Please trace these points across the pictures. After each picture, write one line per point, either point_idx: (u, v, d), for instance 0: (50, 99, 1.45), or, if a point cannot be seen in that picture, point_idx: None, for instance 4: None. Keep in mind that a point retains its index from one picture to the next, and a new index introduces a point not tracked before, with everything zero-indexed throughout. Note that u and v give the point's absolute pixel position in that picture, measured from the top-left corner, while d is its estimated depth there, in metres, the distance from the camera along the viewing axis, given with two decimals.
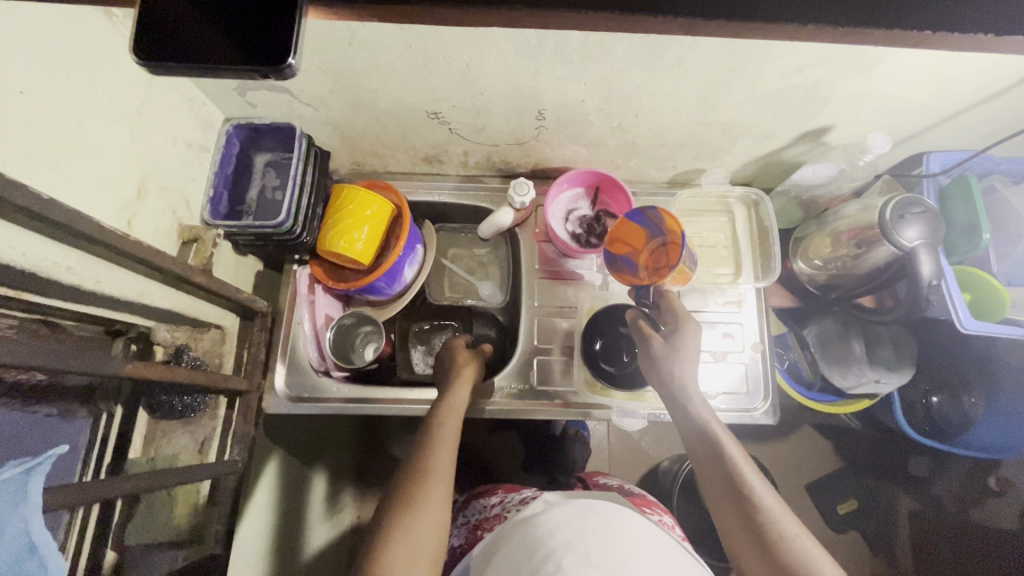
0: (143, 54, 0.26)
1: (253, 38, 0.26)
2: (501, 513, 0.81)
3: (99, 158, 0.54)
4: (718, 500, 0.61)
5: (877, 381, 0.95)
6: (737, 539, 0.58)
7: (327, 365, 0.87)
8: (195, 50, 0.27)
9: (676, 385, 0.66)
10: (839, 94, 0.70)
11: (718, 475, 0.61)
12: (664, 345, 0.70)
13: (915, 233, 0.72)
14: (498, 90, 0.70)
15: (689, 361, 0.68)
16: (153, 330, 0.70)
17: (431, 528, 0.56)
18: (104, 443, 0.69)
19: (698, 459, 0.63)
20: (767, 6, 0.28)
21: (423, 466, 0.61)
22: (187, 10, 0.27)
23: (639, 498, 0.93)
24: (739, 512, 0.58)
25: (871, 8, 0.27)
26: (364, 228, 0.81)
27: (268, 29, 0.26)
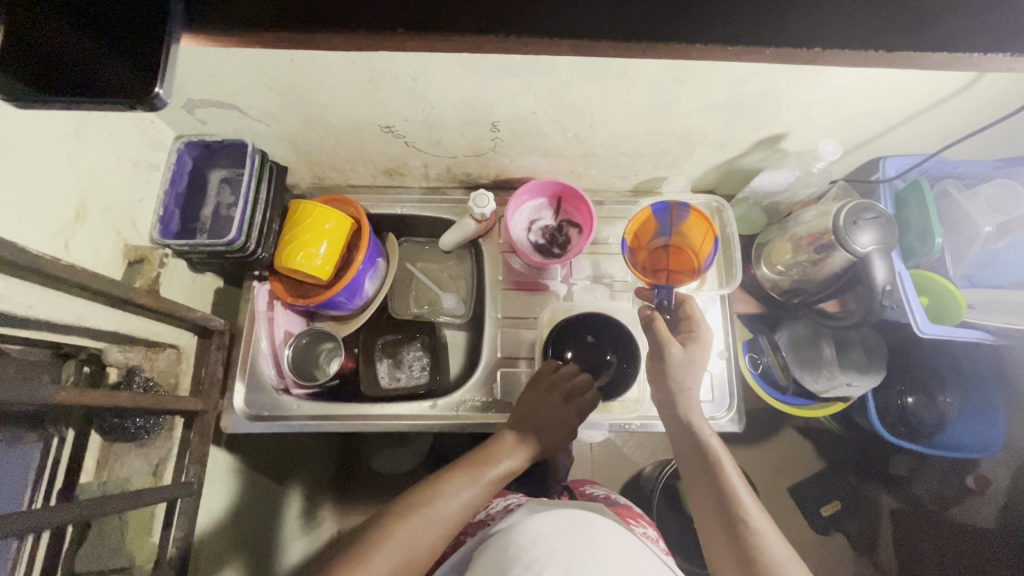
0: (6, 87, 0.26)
1: (115, 70, 0.26)
2: (486, 518, 0.81)
3: (29, 180, 0.53)
4: (707, 513, 0.61)
5: (849, 385, 0.96)
6: (720, 552, 0.58)
7: (286, 383, 0.85)
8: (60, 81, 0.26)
9: (684, 397, 0.67)
10: (788, 102, 0.70)
11: (706, 486, 0.62)
12: (681, 355, 0.68)
13: (869, 238, 0.72)
14: (448, 104, 0.70)
15: (696, 373, 0.68)
16: (104, 351, 0.67)
17: (429, 530, 0.61)
18: (56, 469, 0.66)
19: (693, 476, 0.63)
20: (653, 21, 0.28)
21: (455, 478, 0.68)
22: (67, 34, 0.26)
23: (624, 509, 0.92)
24: (725, 527, 0.58)
25: (752, 23, 0.27)
26: (322, 244, 0.80)
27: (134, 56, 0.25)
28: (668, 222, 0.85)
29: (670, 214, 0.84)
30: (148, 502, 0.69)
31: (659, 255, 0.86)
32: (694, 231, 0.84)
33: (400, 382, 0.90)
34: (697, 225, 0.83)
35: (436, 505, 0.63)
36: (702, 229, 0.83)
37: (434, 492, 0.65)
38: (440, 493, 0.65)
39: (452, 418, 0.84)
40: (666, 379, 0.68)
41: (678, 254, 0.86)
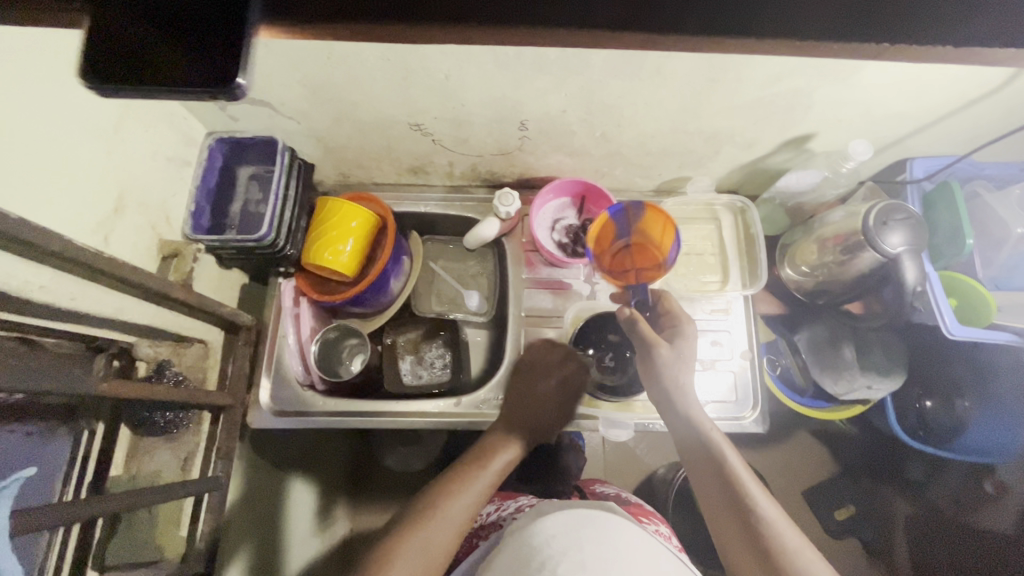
0: (92, 75, 0.25)
1: (201, 60, 0.25)
2: (496, 522, 0.80)
3: (72, 174, 0.53)
4: (717, 508, 0.60)
5: (869, 387, 0.95)
6: (735, 547, 0.58)
7: (312, 379, 0.86)
8: (142, 71, 0.25)
9: (680, 393, 0.66)
10: (819, 101, 0.70)
11: (712, 481, 0.61)
12: (671, 352, 0.68)
13: (899, 239, 0.72)
14: (479, 102, 0.71)
15: (688, 367, 0.68)
16: (133, 345, 0.67)
17: (442, 536, 0.61)
18: (86, 459, 0.67)
19: (698, 472, 0.63)
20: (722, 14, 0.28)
21: (462, 478, 0.67)
22: (133, 30, 0.25)
23: (635, 508, 0.92)
24: (737, 520, 0.58)
25: (825, 15, 0.27)
26: (349, 241, 0.81)
27: (218, 48, 0.25)
28: (626, 221, 0.85)
29: (625, 214, 0.85)
30: (177, 496, 0.69)
31: (622, 256, 0.86)
32: (652, 225, 0.85)
33: (422, 380, 0.90)
34: (653, 218, 0.84)
35: (445, 503, 0.64)
36: (660, 222, 0.84)
37: (442, 495, 0.65)
38: (450, 495, 0.65)
39: (476, 416, 0.84)
40: (659, 378, 0.67)
41: (641, 251, 0.86)
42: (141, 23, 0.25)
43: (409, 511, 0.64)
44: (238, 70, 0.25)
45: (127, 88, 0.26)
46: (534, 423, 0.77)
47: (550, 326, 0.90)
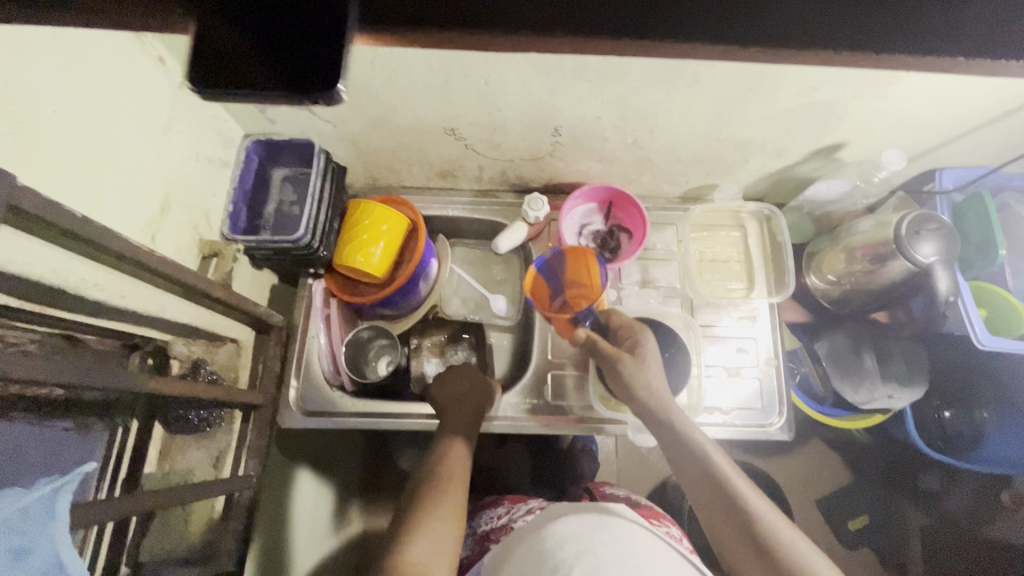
0: (197, 83, 0.27)
1: (304, 65, 0.26)
2: (508, 523, 0.81)
3: (125, 174, 0.54)
4: (709, 508, 0.61)
5: (890, 396, 0.95)
6: (733, 545, 0.58)
7: (341, 380, 0.86)
8: (246, 76, 0.27)
9: (658, 399, 0.67)
10: (854, 111, 0.71)
11: (701, 483, 0.62)
12: (634, 361, 0.70)
13: (931, 249, 0.73)
14: (516, 108, 0.71)
15: (657, 373, 0.69)
16: (169, 343, 0.68)
17: (441, 536, 0.59)
18: (120, 457, 0.67)
19: (687, 475, 0.63)
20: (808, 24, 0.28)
21: (439, 477, 0.66)
22: (234, 38, 0.26)
23: (647, 510, 0.92)
24: (731, 519, 0.58)
25: (907, 31, 0.27)
26: (380, 243, 0.81)
27: (320, 55, 0.26)
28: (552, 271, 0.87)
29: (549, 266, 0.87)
30: (210, 494, 0.69)
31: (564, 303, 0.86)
32: (576, 265, 0.87)
33: None
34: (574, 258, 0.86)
35: (440, 499, 0.63)
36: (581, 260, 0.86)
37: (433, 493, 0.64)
38: (440, 493, 0.64)
39: (505, 419, 0.84)
40: (635, 391, 0.68)
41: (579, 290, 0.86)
42: (248, 34, 0.26)
43: (409, 511, 0.63)
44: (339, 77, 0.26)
45: (232, 91, 0.27)
46: (475, 418, 0.77)
47: None
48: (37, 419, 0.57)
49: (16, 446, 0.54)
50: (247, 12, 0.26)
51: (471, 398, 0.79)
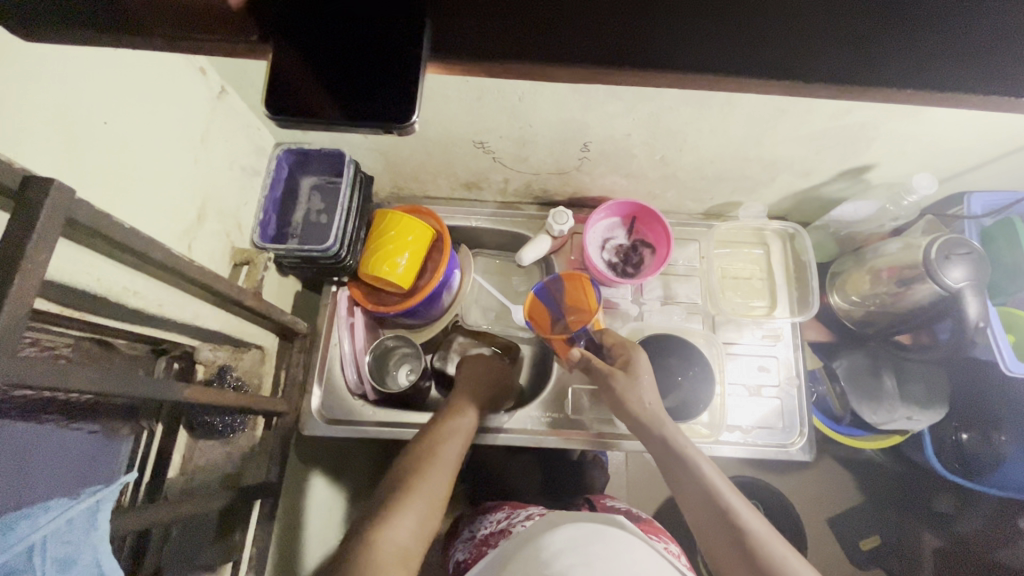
0: (275, 111, 0.27)
1: (379, 98, 0.27)
2: (506, 529, 0.79)
3: (166, 184, 0.55)
4: (703, 524, 0.59)
5: (908, 418, 0.93)
6: (726, 558, 0.56)
7: (364, 390, 0.84)
8: (315, 107, 0.27)
9: (649, 413, 0.67)
10: (885, 134, 0.71)
11: (694, 497, 0.60)
12: (625, 377, 0.71)
13: (960, 274, 0.72)
14: (547, 124, 0.72)
15: (650, 388, 0.69)
16: (196, 349, 0.68)
17: (407, 529, 0.56)
18: (145, 459, 0.68)
19: (681, 490, 0.62)
20: (890, 58, 0.27)
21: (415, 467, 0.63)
22: (306, 75, 0.27)
23: (646, 525, 0.90)
24: (724, 534, 0.56)
25: (992, 69, 0.27)
26: (406, 254, 0.82)
27: (395, 91, 0.27)
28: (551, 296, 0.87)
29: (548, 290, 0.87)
30: (233, 501, 0.70)
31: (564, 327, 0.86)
32: (574, 289, 0.87)
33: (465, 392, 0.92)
34: (571, 283, 0.86)
35: (414, 492, 0.60)
36: (579, 284, 0.86)
37: (422, 473, 0.62)
38: (413, 484, 0.61)
39: (521, 432, 0.84)
40: (625, 404, 0.69)
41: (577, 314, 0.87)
42: (314, 64, 0.27)
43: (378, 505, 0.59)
44: (413, 109, 0.27)
45: (305, 122, 0.27)
46: (473, 406, 0.75)
47: None
48: (65, 421, 0.57)
49: (36, 452, 0.53)
50: (322, 45, 0.27)
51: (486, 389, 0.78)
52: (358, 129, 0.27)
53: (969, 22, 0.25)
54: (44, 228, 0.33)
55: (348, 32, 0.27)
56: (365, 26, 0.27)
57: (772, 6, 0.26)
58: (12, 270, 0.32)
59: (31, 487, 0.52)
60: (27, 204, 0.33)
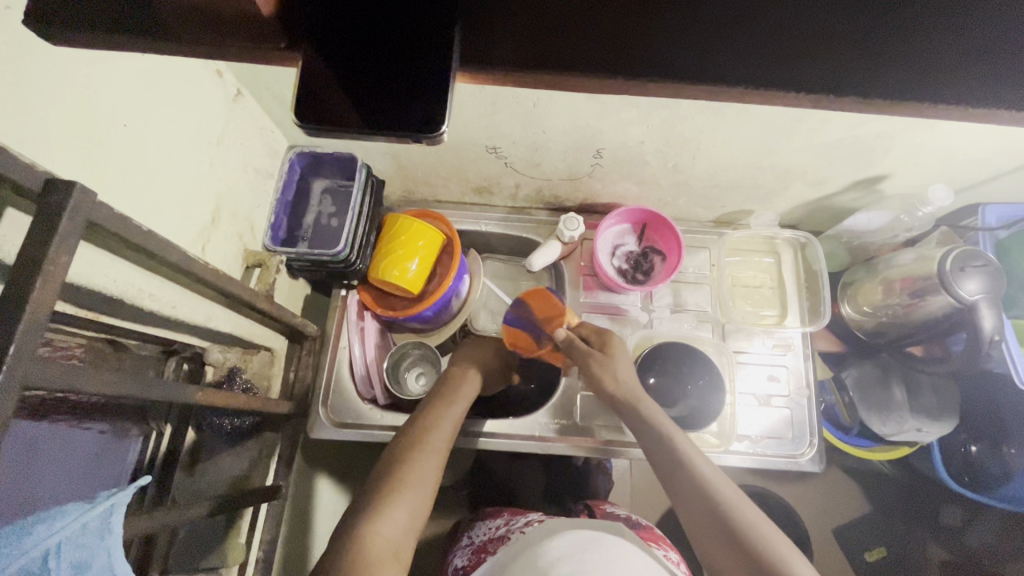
0: (305, 121, 0.27)
1: (405, 106, 0.27)
2: (506, 534, 0.79)
3: (183, 186, 0.55)
4: (684, 502, 0.58)
5: (918, 430, 0.92)
6: (708, 537, 0.55)
7: (374, 394, 0.85)
8: (339, 115, 0.27)
9: (633, 400, 0.67)
10: (900, 145, 0.70)
11: (675, 475, 0.59)
12: (602, 358, 0.73)
13: (976, 286, 0.72)
14: (560, 130, 0.72)
15: (626, 366, 0.71)
16: (205, 351, 0.69)
17: (396, 519, 0.55)
18: (153, 461, 0.68)
19: (662, 471, 0.61)
20: (925, 71, 0.26)
21: (404, 454, 0.63)
22: (330, 86, 0.27)
23: (645, 532, 0.87)
24: (706, 511, 0.55)
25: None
26: (416, 259, 0.82)
27: (423, 99, 0.27)
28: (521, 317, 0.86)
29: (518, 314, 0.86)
30: (241, 504, 0.69)
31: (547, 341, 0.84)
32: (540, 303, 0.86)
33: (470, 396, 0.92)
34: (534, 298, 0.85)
35: (403, 481, 0.59)
36: (540, 296, 0.85)
37: (410, 464, 0.61)
38: (402, 470, 0.60)
39: (527, 437, 0.84)
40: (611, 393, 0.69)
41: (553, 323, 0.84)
42: (342, 72, 0.27)
43: (369, 497, 0.58)
44: (443, 119, 0.26)
45: (333, 129, 0.27)
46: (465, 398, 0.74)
47: None
48: (75, 421, 0.57)
49: (40, 452, 0.53)
50: (351, 56, 0.27)
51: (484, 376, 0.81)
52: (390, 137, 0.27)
53: (1005, 39, 0.25)
54: (67, 230, 0.33)
55: (377, 41, 0.27)
56: (390, 40, 0.27)
57: (809, 19, 0.26)
58: (35, 272, 0.32)
59: (34, 488, 0.52)
60: (51, 206, 0.33)
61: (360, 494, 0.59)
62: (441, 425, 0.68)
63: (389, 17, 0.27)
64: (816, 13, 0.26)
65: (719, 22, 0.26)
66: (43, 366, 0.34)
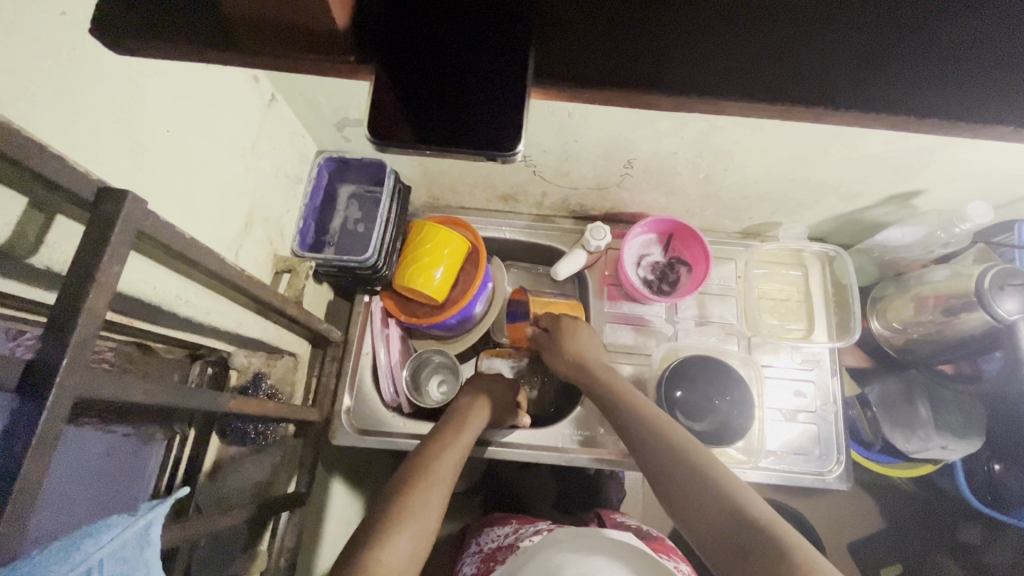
0: (378, 138, 0.27)
1: (475, 122, 0.26)
2: (513, 543, 0.77)
3: (218, 192, 0.55)
4: (673, 483, 0.57)
5: (943, 447, 0.89)
6: (697, 513, 0.53)
7: (399, 401, 0.85)
8: (391, 126, 0.27)
9: (624, 401, 0.68)
10: (938, 161, 0.69)
11: (664, 458, 0.59)
12: (549, 336, 0.80)
13: (1014, 305, 0.71)
14: (593, 139, 0.71)
15: (584, 338, 0.77)
16: (231, 355, 0.69)
17: (402, 548, 0.54)
18: (176, 467, 0.66)
19: (652, 458, 0.60)
20: (989, 108, 0.26)
21: (409, 480, 0.62)
22: (392, 100, 0.27)
23: (654, 543, 0.84)
24: (694, 485, 0.55)
25: None
26: (441, 267, 0.81)
27: (495, 118, 0.26)
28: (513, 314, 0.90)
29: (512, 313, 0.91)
30: (265, 511, 0.69)
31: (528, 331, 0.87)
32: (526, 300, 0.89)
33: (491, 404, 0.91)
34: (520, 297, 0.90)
35: (408, 510, 0.58)
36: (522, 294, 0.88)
37: (414, 489, 0.60)
38: (406, 497, 0.60)
39: (543, 447, 0.83)
40: (603, 395, 0.70)
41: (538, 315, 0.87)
42: (407, 86, 0.27)
43: (377, 521, 0.57)
44: (518, 138, 0.26)
45: (401, 146, 0.27)
46: (473, 425, 0.73)
47: (621, 361, 0.87)
48: (102, 423, 0.56)
49: (72, 456, 0.53)
50: (424, 72, 0.26)
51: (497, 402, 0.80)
52: (459, 154, 0.27)
53: None
54: (118, 241, 0.33)
55: (451, 60, 0.27)
56: (459, 58, 0.27)
57: None
58: (88, 283, 0.31)
59: (65, 489, 0.52)
60: (103, 215, 0.33)
61: (386, 509, 0.58)
62: (447, 452, 0.67)
63: (462, 28, 0.27)
64: (877, 52, 0.26)
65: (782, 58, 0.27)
66: (93, 378, 0.33)
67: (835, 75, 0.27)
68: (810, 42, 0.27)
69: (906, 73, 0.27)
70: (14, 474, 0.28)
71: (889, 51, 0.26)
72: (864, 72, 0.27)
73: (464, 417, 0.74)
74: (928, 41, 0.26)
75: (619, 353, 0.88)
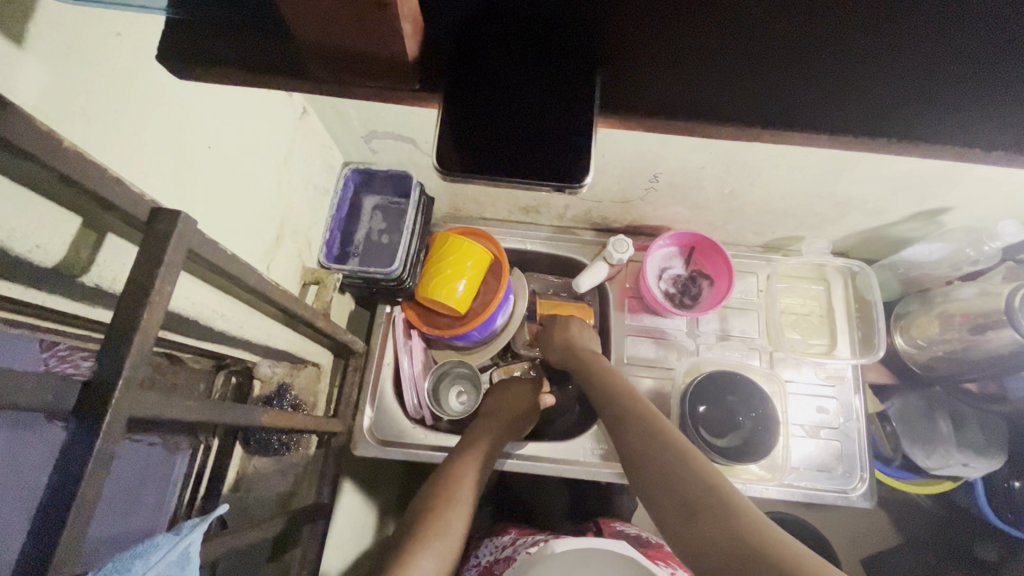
0: (445, 169, 0.29)
1: (542, 154, 0.29)
2: (510, 555, 0.77)
3: (254, 206, 0.55)
4: (651, 471, 0.55)
5: (964, 465, 0.87)
6: (670, 499, 0.51)
7: (423, 413, 0.86)
8: (444, 156, 0.29)
9: (614, 395, 0.67)
10: (969, 179, 0.69)
11: (646, 446, 0.58)
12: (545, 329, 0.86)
13: None
14: (621, 154, 0.71)
15: (578, 332, 0.82)
16: (256, 364, 0.68)
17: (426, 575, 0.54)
18: (200, 477, 0.66)
19: (635, 447, 0.59)
20: None
21: (431, 504, 0.62)
22: (451, 133, 0.29)
23: (651, 550, 0.82)
24: (672, 473, 0.53)
25: None
26: (464, 279, 0.81)
27: (561, 152, 0.29)
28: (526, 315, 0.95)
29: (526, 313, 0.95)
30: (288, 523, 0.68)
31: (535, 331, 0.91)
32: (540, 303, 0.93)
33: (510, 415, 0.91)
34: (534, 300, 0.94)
35: (429, 538, 0.58)
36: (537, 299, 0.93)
37: (434, 512, 0.61)
38: (429, 523, 0.60)
39: (552, 459, 0.83)
40: (598, 392, 0.69)
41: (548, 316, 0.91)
42: (470, 122, 0.29)
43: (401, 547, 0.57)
44: (585, 172, 0.29)
45: (465, 176, 0.29)
46: (490, 441, 0.73)
47: (642, 374, 0.87)
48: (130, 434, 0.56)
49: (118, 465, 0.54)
50: (490, 112, 0.29)
51: (517, 414, 0.79)
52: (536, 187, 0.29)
53: None
54: (170, 263, 0.33)
55: (516, 99, 0.29)
56: (523, 101, 0.29)
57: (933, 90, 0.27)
58: (143, 304, 0.32)
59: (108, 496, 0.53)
60: (156, 238, 0.33)
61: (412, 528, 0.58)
62: (466, 470, 0.67)
63: (531, 71, 0.29)
64: (937, 96, 0.28)
65: (834, 103, 0.28)
66: (145, 398, 0.33)
67: (886, 112, 0.28)
68: (870, 81, 0.27)
69: (960, 111, 0.27)
70: (72, 498, 0.28)
71: (943, 91, 0.27)
72: (913, 111, 0.28)
73: (481, 434, 0.74)
74: (992, 87, 0.27)
75: (640, 366, 0.87)
